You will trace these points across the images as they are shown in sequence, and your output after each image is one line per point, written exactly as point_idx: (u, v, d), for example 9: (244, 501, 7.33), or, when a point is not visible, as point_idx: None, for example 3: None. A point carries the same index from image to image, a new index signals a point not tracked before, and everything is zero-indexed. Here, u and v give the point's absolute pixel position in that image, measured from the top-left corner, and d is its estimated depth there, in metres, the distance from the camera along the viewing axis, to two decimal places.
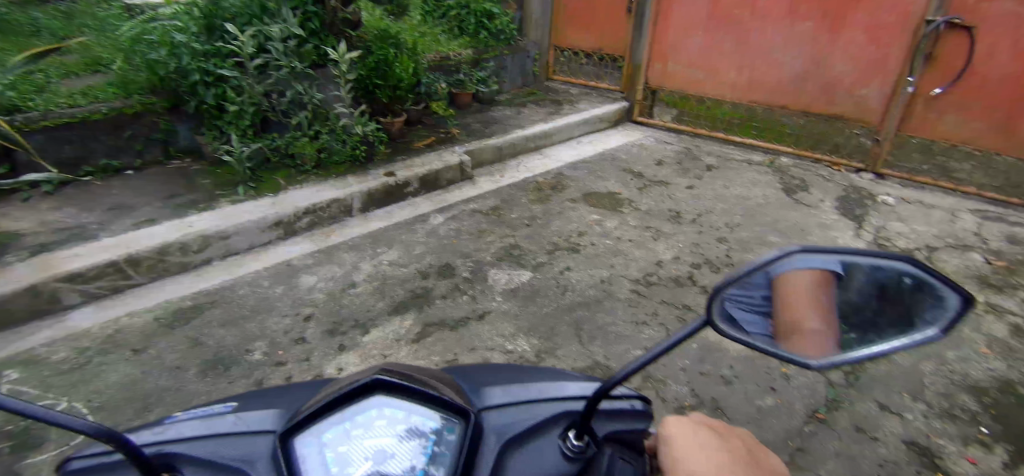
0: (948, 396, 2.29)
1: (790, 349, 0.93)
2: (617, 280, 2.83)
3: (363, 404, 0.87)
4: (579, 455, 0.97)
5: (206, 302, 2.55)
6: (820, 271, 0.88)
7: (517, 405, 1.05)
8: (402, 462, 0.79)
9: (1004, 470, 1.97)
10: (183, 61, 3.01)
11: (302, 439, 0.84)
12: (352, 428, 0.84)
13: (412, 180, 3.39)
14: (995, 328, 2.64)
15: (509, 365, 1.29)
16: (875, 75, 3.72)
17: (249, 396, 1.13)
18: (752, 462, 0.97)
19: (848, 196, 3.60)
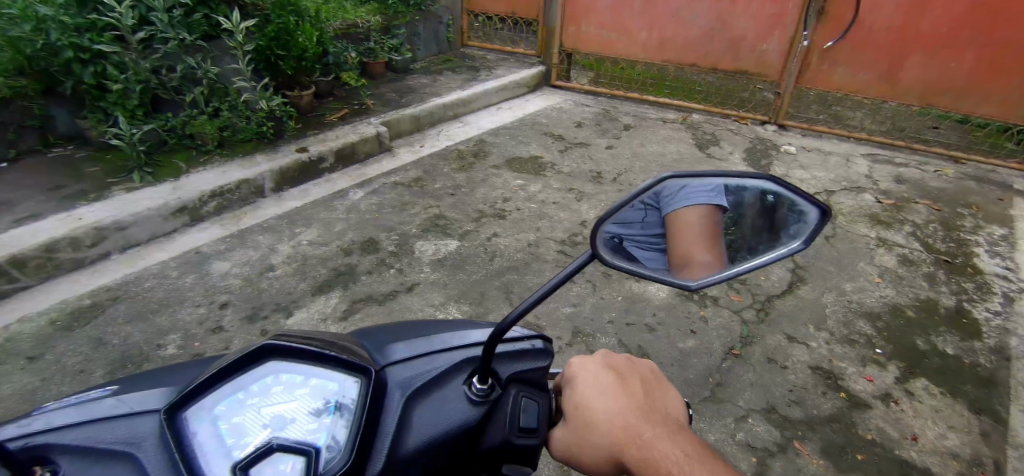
0: (846, 323, 2.51)
1: (679, 276, 0.87)
2: (543, 242, 2.88)
3: (255, 369, 0.69)
4: (486, 398, 0.82)
5: (108, 299, 2.37)
6: (709, 201, 0.89)
7: (418, 358, 0.86)
8: (302, 431, 0.63)
9: (897, 384, 2.20)
10: (52, 37, 2.71)
11: (190, 411, 0.66)
12: (247, 398, 0.67)
13: (327, 155, 3.27)
14: (886, 259, 2.91)
15: (420, 324, 1.13)
16: (773, 31, 3.93)
17: (124, 381, 0.90)
18: (665, 402, 0.83)
19: (754, 148, 3.83)
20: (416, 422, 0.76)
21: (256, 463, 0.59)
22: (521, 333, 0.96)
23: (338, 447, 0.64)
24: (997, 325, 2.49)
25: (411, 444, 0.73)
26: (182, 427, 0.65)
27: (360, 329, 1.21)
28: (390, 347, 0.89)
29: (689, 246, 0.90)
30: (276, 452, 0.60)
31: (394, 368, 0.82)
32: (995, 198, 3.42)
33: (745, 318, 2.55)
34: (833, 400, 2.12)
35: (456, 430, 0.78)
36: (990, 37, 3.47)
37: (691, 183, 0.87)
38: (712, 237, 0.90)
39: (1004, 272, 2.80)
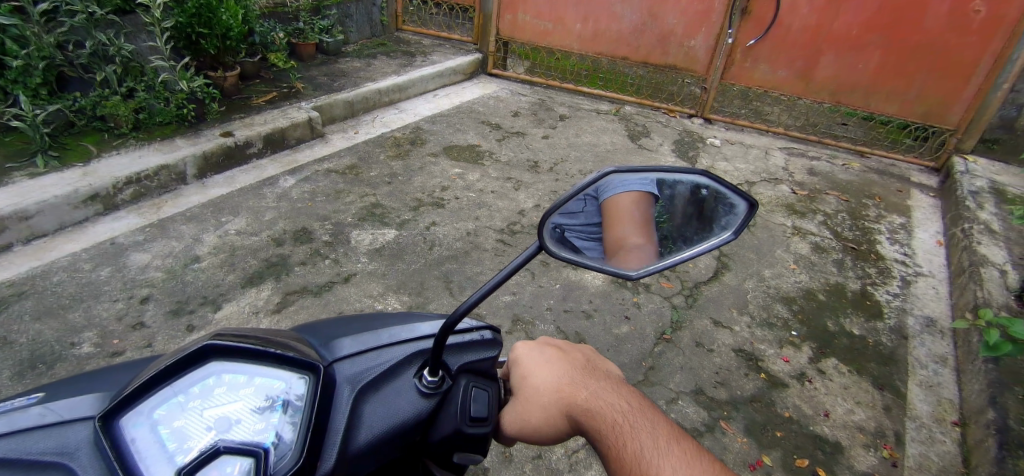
0: (766, 307, 2.72)
1: (616, 266, 0.93)
2: (482, 231, 2.92)
3: (198, 371, 0.68)
4: (436, 390, 0.85)
5: (11, 295, 2.19)
6: (642, 195, 0.94)
7: (367, 353, 0.86)
8: (252, 429, 0.64)
9: (810, 363, 2.41)
10: None
11: (127, 417, 0.64)
12: (188, 401, 0.65)
13: (255, 140, 3.13)
14: (801, 247, 3.16)
15: (368, 315, 1.12)
16: (700, 27, 4.11)
17: (53, 385, 0.85)
18: (604, 368, 0.95)
19: (683, 140, 4.02)
20: (366, 418, 0.77)
21: (200, 467, 0.58)
22: (470, 324, 0.98)
23: (290, 442, 0.65)
24: (894, 306, 2.78)
25: (361, 439, 0.75)
26: (117, 434, 0.62)
27: (303, 323, 1.18)
28: (338, 341, 0.88)
29: (622, 235, 0.95)
30: (222, 455, 0.59)
31: (342, 364, 0.82)
32: (895, 190, 3.79)
33: (675, 304, 2.71)
34: (754, 380, 2.30)
35: (405, 423, 0.81)
36: (893, 40, 3.79)
37: (625, 176, 0.89)
38: (646, 227, 0.97)
39: (900, 258, 3.13)
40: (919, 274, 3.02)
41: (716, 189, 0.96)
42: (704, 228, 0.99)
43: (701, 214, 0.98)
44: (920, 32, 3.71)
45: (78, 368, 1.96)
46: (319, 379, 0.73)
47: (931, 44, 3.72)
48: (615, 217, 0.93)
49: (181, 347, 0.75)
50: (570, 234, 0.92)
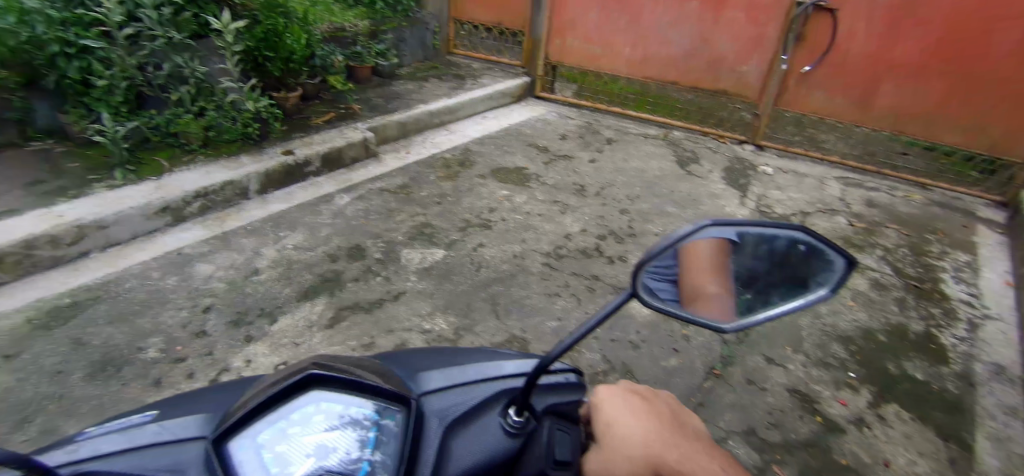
0: (821, 346, 2.63)
1: (704, 317, 0.94)
2: (529, 254, 2.93)
3: (298, 399, 0.73)
4: (520, 430, 0.87)
5: (87, 299, 2.35)
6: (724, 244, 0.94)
7: (454, 389, 0.91)
8: (346, 457, 0.67)
9: (868, 408, 2.32)
10: (37, 30, 2.63)
11: (236, 441, 0.70)
12: (289, 427, 0.70)
13: (313, 159, 3.25)
14: (858, 283, 3.05)
15: (442, 353, 1.25)
16: (753, 53, 4.05)
17: (166, 407, 1.03)
18: (687, 425, 0.94)
19: (734, 167, 3.95)
20: (454, 452, 0.79)
21: None
22: (558, 369, 1.11)
23: (383, 470, 0.67)
24: (960, 351, 2.64)
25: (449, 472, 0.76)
26: (228, 455, 0.68)
27: (381, 354, 1.31)
28: (426, 374, 0.93)
29: (701, 282, 0.95)
30: None
31: (429, 397, 0.86)
32: (958, 226, 3.62)
33: (725, 337, 2.66)
34: (809, 423, 2.22)
35: (491, 459, 0.82)
36: (959, 69, 3.65)
37: (717, 228, 0.92)
38: (723, 276, 0.97)
39: (966, 299, 2.98)
40: (987, 317, 2.87)
41: (815, 246, 0.98)
42: (798, 285, 1.01)
43: (795, 274, 1.01)
44: (989, 61, 3.56)
45: (146, 374, 2.07)
46: (410, 413, 0.76)
47: (1002, 74, 3.57)
48: (694, 266, 0.94)
49: (282, 373, 0.83)
50: (651, 282, 0.95)
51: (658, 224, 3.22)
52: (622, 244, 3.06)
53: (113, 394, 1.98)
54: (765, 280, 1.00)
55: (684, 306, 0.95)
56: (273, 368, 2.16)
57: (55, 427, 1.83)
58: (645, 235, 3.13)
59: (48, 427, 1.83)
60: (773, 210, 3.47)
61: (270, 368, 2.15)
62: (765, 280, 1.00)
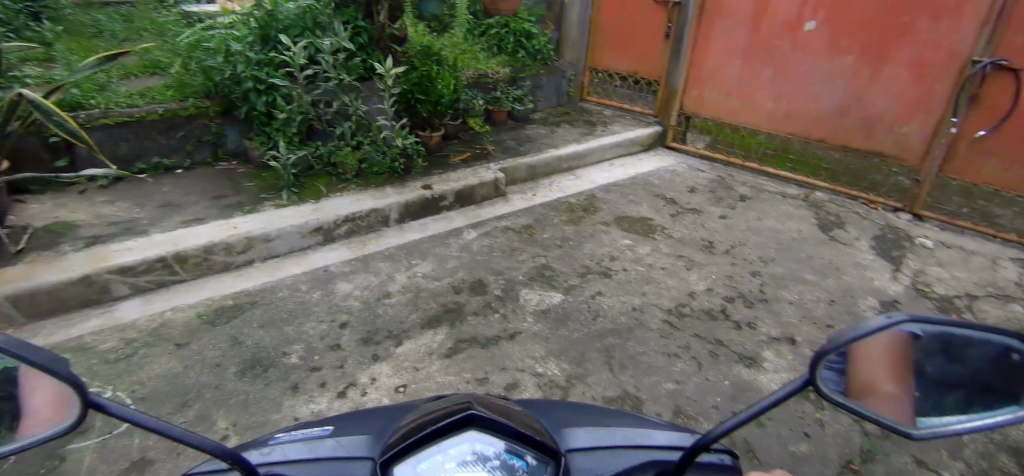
0: (990, 456, 2.23)
1: (879, 414, 0.86)
2: (649, 308, 2.84)
3: (457, 436, 0.90)
4: None
5: (246, 303, 2.67)
6: (898, 338, 0.84)
7: (602, 450, 1.09)
8: None
9: None
10: (238, 69, 3.12)
11: (401, 464, 0.86)
12: (445, 460, 0.86)
13: (448, 194, 3.46)
14: None
15: (578, 406, 1.42)
16: (917, 112, 3.63)
17: (335, 422, 1.30)
18: None
19: (884, 236, 3.57)
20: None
21: None
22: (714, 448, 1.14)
23: None
24: None
25: None
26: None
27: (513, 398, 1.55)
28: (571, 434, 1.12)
29: (873, 374, 0.86)
30: None
31: (576, 454, 1.06)
32: None
33: (866, 428, 2.36)
34: None
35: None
36: None
37: (896, 319, 0.83)
38: (907, 373, 0.85)
39: None
40: None
41: None
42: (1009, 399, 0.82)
43: (1004, 388, 0.82)
44: None
45: (285, 378, 2.28)
46: (554, 469, 0.90)
47: None
48: (870, 359, 0.86)
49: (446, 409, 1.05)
50: (825, 370, 0.90)
51: (793, 292, 2.98)
52: (751, 308, 2.86)
53: (257, 391, 2.20)
54: (971, 391, 0.82)
55: (857, 399, 0.87)
56: (394, 390, 2.26)
57: (208, 414, 2.07)
58: (778, 302, 2.90)
59: (203, 412, 2.08)
60: (934, 289, 3.06)
61: (391, 390, 2.26)
62: (968, 389, 0.82)
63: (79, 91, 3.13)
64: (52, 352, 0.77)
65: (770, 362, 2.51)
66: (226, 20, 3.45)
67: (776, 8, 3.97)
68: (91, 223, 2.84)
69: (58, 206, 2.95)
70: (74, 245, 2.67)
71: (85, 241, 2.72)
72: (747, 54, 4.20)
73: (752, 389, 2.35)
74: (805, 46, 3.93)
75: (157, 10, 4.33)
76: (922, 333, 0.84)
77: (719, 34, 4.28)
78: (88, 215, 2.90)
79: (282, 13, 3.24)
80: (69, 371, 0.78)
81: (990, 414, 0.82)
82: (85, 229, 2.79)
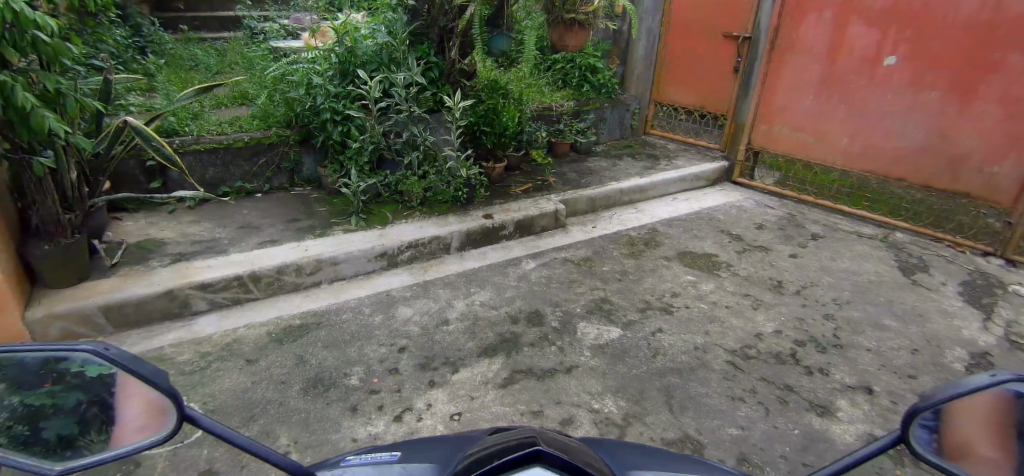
0: None
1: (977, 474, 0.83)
2: (712, 348, 2.72)
3: (526, 471, 0.90)
4: None
5: (312, 323, 2.78)
6: (1002, 399, 0.85)
7: None
8: None
9: None
10: (319, 101, 3.32)
11: None
12: None
13: (509, 224, 3.51)
14: None
15: (647, 447, 1.37)
16: (1008, 152, 3.36)
17: (405, 448, 1.29)
18: None
19: (974, 281, 3.29)
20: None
21: None
22: None
23: None
24: None
25: None
26: None
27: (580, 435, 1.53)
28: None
29: (967, 434, 0.87)
30: None
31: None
32: None
33: None
34: None
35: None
36: None
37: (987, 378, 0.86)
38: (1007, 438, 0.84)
39: None
40: None
41: None
42: None
43: None
44: None
45: (344, 398, 2.33)
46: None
47: None
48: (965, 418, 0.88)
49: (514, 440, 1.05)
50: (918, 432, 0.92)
51: (870, 338, 2.79)
52: (824, 354, 2.69)
53: (317, 410, 2.26)
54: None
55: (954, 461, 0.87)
56: (448, 417, 2.26)
57: (271, 429, 2.14)
58: (854, 349, 2.71)
59: (267, 428, 2.15)
60: None
61: (446, 417, 2.26)
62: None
63: (176, 119, 3.43)
64: (153, 366, 0.88)
65: (844, 412, 2.34)
66: (310, 55, 3.68)
67: (852, 42, 3.85)
68: (177, 241, 3.07)
69: (150, 223, 3.21)
70: (162, 261, 2.89)
71: (171, 258, 2.93)
72: (820, 88, 4.06)
73: (825, 441, 2.19)
74: (885, 81, 3.76)
75: (248, 46, 4.71)
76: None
77: (790, 69, 4.18)
78: (175, 234, 3.13)
79: (362, 50, 3.48)
80: (167, 383, 0.88)
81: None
82: (172, 246, 3.02)
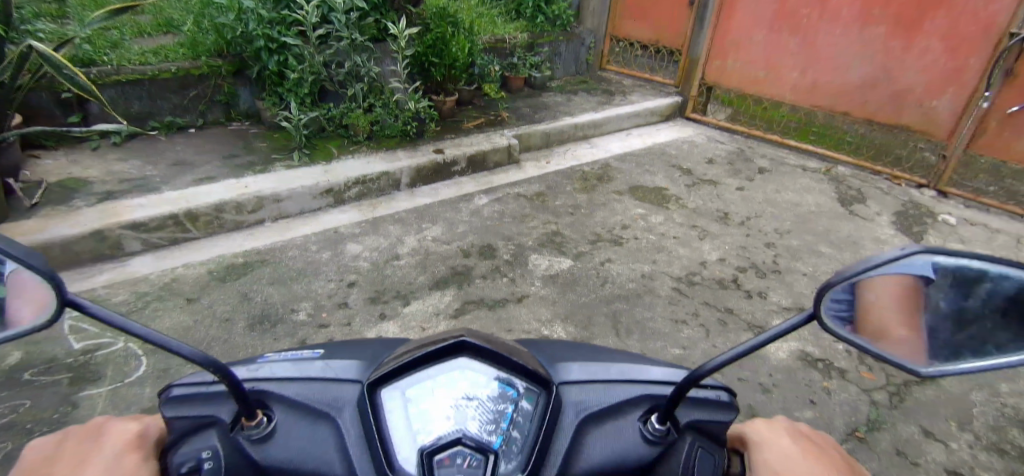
0: (998, 430, 2.23)
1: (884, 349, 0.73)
2: (659, 276, 2.80)
3: (447, 363, 0.84)
4: (660, 440, 0.91)
5: (256, 261, 2.69)
6: (900, 280, 0.70)
7: (595, 384, 0.99)
8: (481, 423, 0.76)
9: None
10: (250, 26, 3.10)
11: (386, 388, 0.82)
12: (434, 386, 0.81)
13: (460, 159, 3.45)
14: None
15: (574, 345, 1.42)
16: (947, 86, 3.50)
17: (327, 347, 1.37)
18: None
19: (906, 211, 3.46)
20: (589, 446, 0.86)
21: (440, 450, 0.71)
22: (711, 383, 1.09)
23: (515, 440, 0.76)
24: None
25: (580, 466, 0.83)
26: (377, 403, 0.81)
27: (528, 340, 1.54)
28: (568, 365, 1.04)
29: (880, 315, 0.73)
30: (461, 444, 0.72)
31: (569, 387, 0.96)
32: None
33: (875, 400, 2.33)
34: None
35: (630, 460, 0.88)
36: None
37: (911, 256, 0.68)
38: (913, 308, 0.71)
39: None
40: None
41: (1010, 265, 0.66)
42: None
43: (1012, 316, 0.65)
44: None
45: (293, 333, 2.28)
46: (547, 400, 0.84)
47: None
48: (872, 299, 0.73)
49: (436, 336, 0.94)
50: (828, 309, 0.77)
51: (807, 264, 2.91)
52: (763, 279, 2.80)
53: (265, 345, 2.21)
54: (988, 328, 0.68)
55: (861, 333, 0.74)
56: None
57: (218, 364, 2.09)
58: (791, 274, 2.84)
59: None
60: None
61: None
62: (984, 322, 0.68)
63: (91, 47, 3.17)
64: (26, 246, 0.68)
65: None
66: None
67: None
68: (104, 180, 2.87)
69: (72, 163, 2.98)
70: (87, 201, 2.70)
71: (97, 197, 2.75)
72: (773, 23, 4.07)
73: None
74: (835, 16, 3.81)
75: None
76: (935, 275, 0.68)
77: (745, 3, 4.16)
78: (101, 172, 2.93)
79: None
80: (45, 267, 0.68)
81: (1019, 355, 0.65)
82: (98, 186, 2.83)
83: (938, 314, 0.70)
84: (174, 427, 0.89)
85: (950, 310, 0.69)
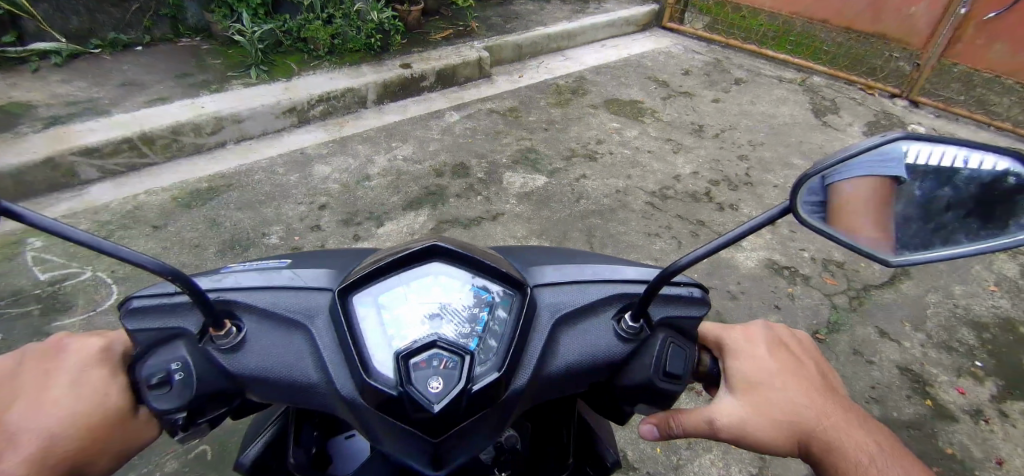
0: (948, 329, 2.39)
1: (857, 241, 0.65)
2: (633, 191, 2.80)
3: (418, 268, 0.69)
4: (634, 337, 0.81)
5: (222, 186, 2.59)
6: (877, 171, 0.62)
7: (571, 285, 0.83)
8: (456, 328, 0.64)
9: (990, 401, 2.08)
10: None
11: (356, 294, 0.67)
12: (408, 293, 0.67)
13: (429, 74, 3.32)
14: (1006, 268, 2.75)
15: (558, 251, 1.29)
16: None
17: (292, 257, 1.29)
18: (818, 368, 0.79)
19: (878, 121, 3.48)
20: (561, 346, 0.77)
21: (416, 354, 0.59)
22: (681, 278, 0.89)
23: (492, 349, 0.64)
24: None
25: (555, 365, 0.75)
26: (349, 310, 0.66)
27: (501, 249, 1.42)
28: (540, 266, 0.87)
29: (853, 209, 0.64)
30: (436, 347, 0.59)
31: (545, 290, 0.81)
32: None
33: (837, 304, 2.45)
34: (916, 405, 2.04)
35: (601, 359, 0.79)
36: None
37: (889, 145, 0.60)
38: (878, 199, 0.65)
39: None
40: None
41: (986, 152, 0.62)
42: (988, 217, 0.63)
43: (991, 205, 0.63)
44: None
45: (267, 256, 2.26)
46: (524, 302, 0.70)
47: None
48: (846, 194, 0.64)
49: (403, 243, 0.79)
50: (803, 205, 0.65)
51: (779, 176, 2.94)
52: (735, 191, 2.82)
53: None
54: (958, 216, 0.65)
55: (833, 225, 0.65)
56: None
57: None
58: (763, 185, 2.87)
59: None
60: None
61: None
62: (956, 210, 0.65)
63: None
64: None
65: None
66: None
67: None
68: (47, 104, 2.67)
69: (8, 85, 2.74)
70: (31, 127, 2.52)
71: (42, 123, 2.56)
72: None
73: None
74: None
75: None
76: (913, 166, 0.63)
77: None
78: (43, 95, 2.72)
79: None
80: None
81: (991, 240, 0.63)
82: (42, 110, 2.63)
83: (910, 204, 0.66)
84: (139, 341, 0.70)
85: (924, 199, 0.65)
